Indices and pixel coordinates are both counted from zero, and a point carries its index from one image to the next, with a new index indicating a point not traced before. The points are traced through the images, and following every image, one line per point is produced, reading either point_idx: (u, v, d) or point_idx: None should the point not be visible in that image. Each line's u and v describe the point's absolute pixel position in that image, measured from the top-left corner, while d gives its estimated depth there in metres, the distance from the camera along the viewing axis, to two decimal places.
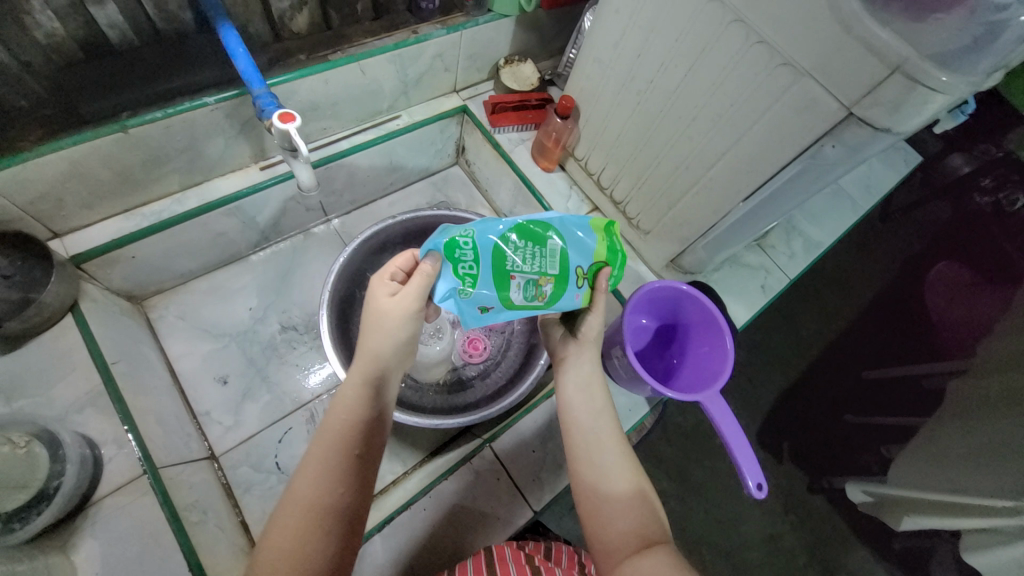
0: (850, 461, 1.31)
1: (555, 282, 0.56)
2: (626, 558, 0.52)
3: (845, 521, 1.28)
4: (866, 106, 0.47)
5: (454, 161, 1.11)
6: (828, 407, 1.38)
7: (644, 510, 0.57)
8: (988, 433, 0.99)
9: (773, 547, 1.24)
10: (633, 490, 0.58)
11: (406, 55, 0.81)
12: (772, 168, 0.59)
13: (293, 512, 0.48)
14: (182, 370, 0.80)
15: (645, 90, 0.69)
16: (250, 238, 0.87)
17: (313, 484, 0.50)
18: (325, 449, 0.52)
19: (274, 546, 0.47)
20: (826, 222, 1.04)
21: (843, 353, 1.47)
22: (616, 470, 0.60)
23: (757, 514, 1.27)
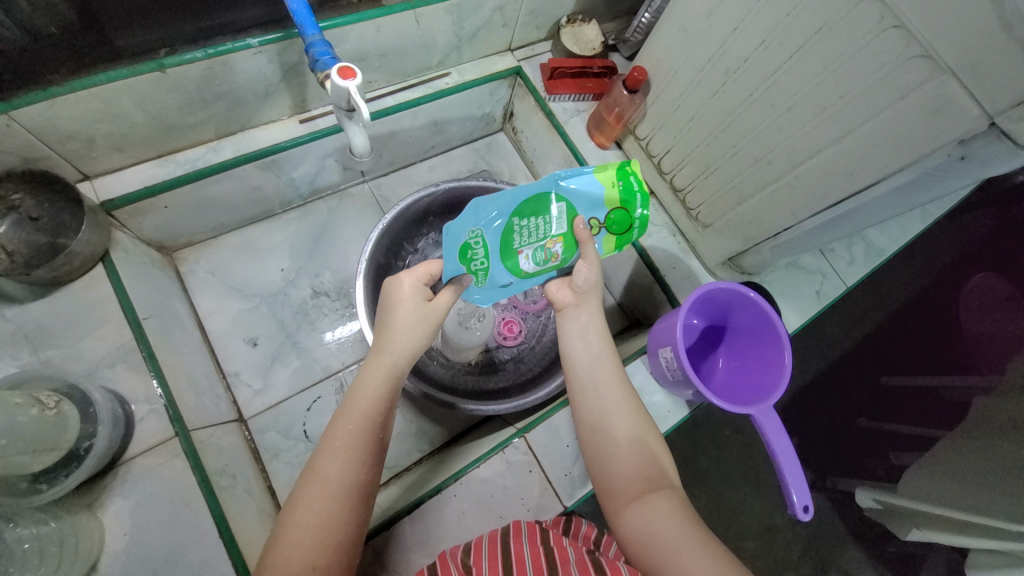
0: (857, 464, 1.30)
1: (564, 240, 0.60)
2: (628, 505, 0.52)
3: (845, 523, 1.27)
4: (1013, 119, 0.41)
5: (500, 127, 1.04)
6: (847, 409, 1.34)
7: (649, 455, 0.55)
8: (1004, 452, 0.96)
9: (771, 540, 1.24)
10: (635, 435, 0.56)
11: (466, 5, 0.73)
12: (875, 175, 0.53)
13: (322, 500, 0.45)
14: (211, 328, 0.78)
15: (734, 69, 0.62)
16: (284, 195, 0.82)
17: (342, 471, 0.47)
18: (351, 436, 0.49)
19: (302, 534, 0.44)
20: (890, 226, 0.97)
21: (875, 353, 1.40)
22: (618, 417, 0.57)
23: (759, 506, 1.25)
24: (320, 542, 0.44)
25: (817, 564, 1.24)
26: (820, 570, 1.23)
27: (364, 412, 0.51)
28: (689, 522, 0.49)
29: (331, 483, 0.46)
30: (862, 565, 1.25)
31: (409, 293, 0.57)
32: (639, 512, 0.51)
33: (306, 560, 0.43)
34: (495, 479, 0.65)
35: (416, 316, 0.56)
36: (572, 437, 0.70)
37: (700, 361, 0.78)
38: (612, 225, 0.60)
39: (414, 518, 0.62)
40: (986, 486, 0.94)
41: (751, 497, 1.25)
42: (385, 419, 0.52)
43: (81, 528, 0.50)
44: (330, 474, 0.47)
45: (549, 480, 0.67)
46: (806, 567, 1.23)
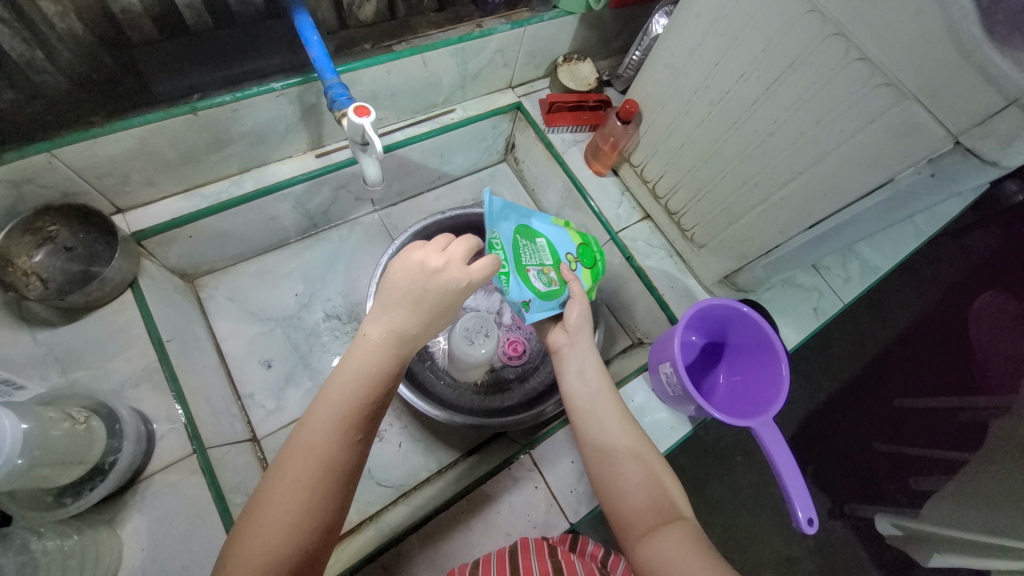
0: (878, 490, 1.27)
1: (555, 270, 0.69)
2: (641, 539, 0.53)
3: (868, 550, 1.24)
4: (975, 137, 0.45)
5: (503, 158, 1.08)
6: (860, 430, 1.33)
7: (659, 484, 0.56)
8: None
9: (790, 568, 1.21)
10: (641, 461, 0.58)
11: (469, 49, 0.80)
12: (855, 193, 0.57)
13: (303, 476, 0.44)
14: (229, 352, 0.80)
15: (718, 100, 0.66)
16: (300, 223, 0.86)
17: (330, 447, 0.45)
18: (343, 413, 0.46)
19: (277, 511, 0.42)
20: (884, 245, 1.00)
21: (885, 374, 1.40)
22: (622, 442, 0.59)
23: (775, 532, 1.22)
24: (296, 521, 0.42)
25: None
26: None
27: (361, 385, 0.48)
28: (703, 552, 0.50)
29: (315, 460, 0.44)
30: None
31: (430, 262, 0.55)
32: (653, 543, 0.51)
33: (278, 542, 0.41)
34: (501, 495, 0.66)
35: (433, 285, 0.54)
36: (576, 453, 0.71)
37: (701, 377, 0.79)
38: (582, 257, 0.74)
39: (423, 535, 0.63)
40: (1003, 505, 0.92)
41: (766, 524, 1.23)
42: (382, 393, 0.50)
43: (102, 543, 0.51)
44: (315, 449, 0.45)
45: (556, 497, 0.68)
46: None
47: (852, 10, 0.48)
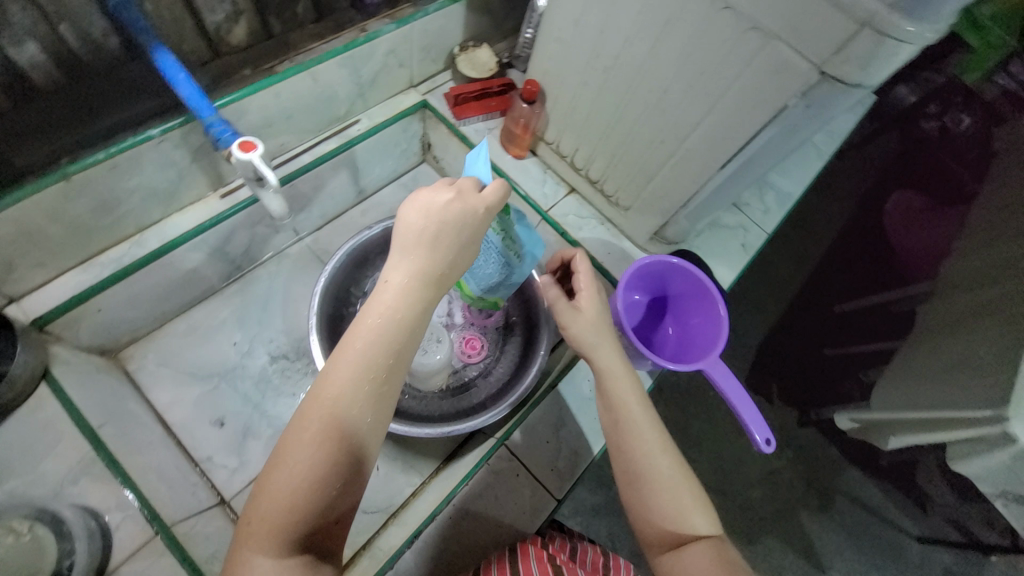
0: (831, 392, 1.37)
1: None
2: (665, 554, 0.55)
3: (837, 448, 1.35)
4: (837, 64, 0.48)
5: (422, 158, 1.05)
6: (811, 342, 1.44)
7: (688, 502, 0.56)
8: (960, 346, 1.05)
9: (774, 481, 1.31)
10: (673, 481, 0.56)
11: (358, 55, 0.77)
12: (749, 132, 0.59)
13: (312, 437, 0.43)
14: (174, 420, 0.75)
15: (611, 66, 0.68)
16: (221, 270, 0.82)
17: (341, 405, 0.44)
18: (357, 367, 0.45)
19: (285, 476, 0.42)
20: (794, 172, 1.06)
21: (820, 290, 1.52)
22: (652, 449, 0.57)
23: (755, 453, 1.32)
24: (302, 491, 0.41)
25: (821, 492, 1.31)
26: (824, 496, 1.31)
27: (373, 339, 0.45)
28: (727, 575, 0.51)
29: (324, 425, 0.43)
30: (861, 481, 1.33)
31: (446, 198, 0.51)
32: (677, 562, 0.53)
33: (284, 512, 0.41)
34: (486, 492, 0.70)
35: (447, 221, 0.50)
36: (550, 432, 0.74)
37: (651, 333, 0.82)
38: None
39: (417, 547, 0.66)
40: (938, 382, 1.03)
41: (745, 448, 1.32)
42: (402, 345, 0.47)
43: None
44: (321, 413, 0.43)
45: (537, 479, 0.71)
46: (813, 502, 1.30)
47: None
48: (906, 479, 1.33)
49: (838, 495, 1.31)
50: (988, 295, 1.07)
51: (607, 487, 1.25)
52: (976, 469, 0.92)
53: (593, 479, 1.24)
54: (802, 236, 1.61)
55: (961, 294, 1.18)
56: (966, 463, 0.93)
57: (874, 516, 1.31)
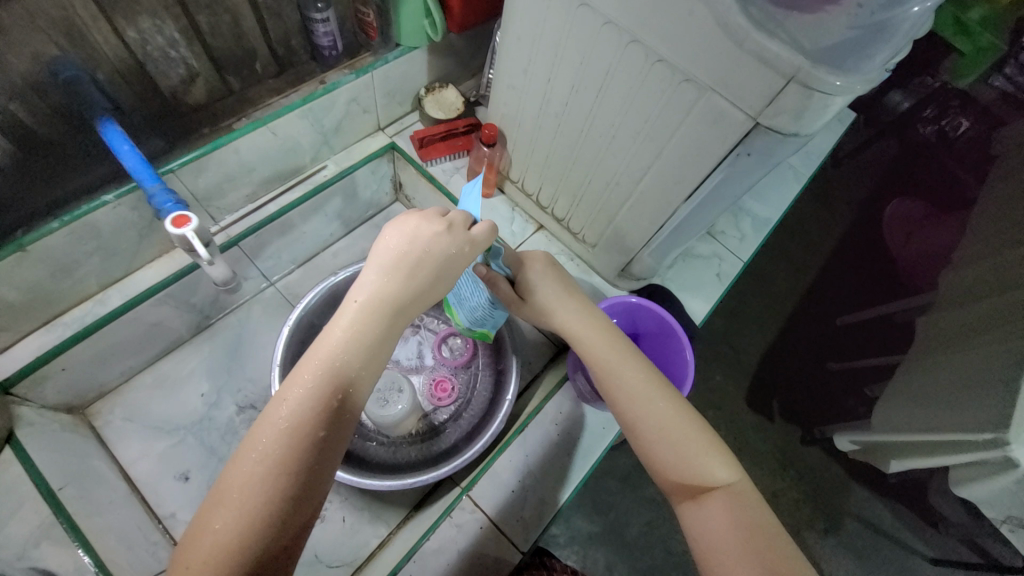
0: (839, 408, 1.34)
1: None
2: (686, 502, 0.49)
3: (842, 467, 1.31)
4: (769, 116, 0.47)
5: (395, 198, 1.05)
6: (811, 355, 1.41)
7: (698, 446, 0.49)
8: (954, 364, 1.00)
9: (777, 503, 1.26)
10: (675, 428, 0.50)
11: (318, 107, 0.78)
12: (696, 177, 0.58)
13: (258, 467, 0.40)
14: (138, 475, 0.76)
15: (562, 112, 0.68)
16: (189, 320, 0.82)
17: (292, 433, 0.41)
18: (312, 392, 0.42)
19: (227, 509, 0.39)
20: (771, 195, 1.05)
21: (821, 301, 1.48)
22: (646, 395, 0.52)
23: (757, 473, 1.28)
24: (243, 525, 0.39)
25: (829, 514, 1.26)
26: (832, 518, 1.26)
27: (330, 363, 0.44)
28: (747, 525, 0.45)
29: (272, 453, 0.40)
30: (869, 501, 1.28)
31: (427, 227, 0.51)
32: (695, 514, 0.47)
33: (222, 550, 0.38)
34: (446, 547, 0.70)
35: (421, 249, 0.50)
36: (514, 480, 0.74)
37: None
38: None
39: None
40: (930, 403, 0.98)
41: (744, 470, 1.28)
42: (362, 372, 0.45)
43: None
44: (268, 442, 0.41)
45: (502, 531, 0.72)
46: (819, 524, 1.25)
47: (638, 20, 0.51)
48: (916, 497, 1.28)
49: (846, 517, 1.26)
50: (988, 307, 1.02)
51: (602, 514, 1.22)
52: (978, 493, 0.87)
53: (587, 507, 1.21)
54: (800, 248, 1.56)
55: (956, 308, 1.13)
56: (967, 488, 0.88)
57: (883, 538, 1.25)
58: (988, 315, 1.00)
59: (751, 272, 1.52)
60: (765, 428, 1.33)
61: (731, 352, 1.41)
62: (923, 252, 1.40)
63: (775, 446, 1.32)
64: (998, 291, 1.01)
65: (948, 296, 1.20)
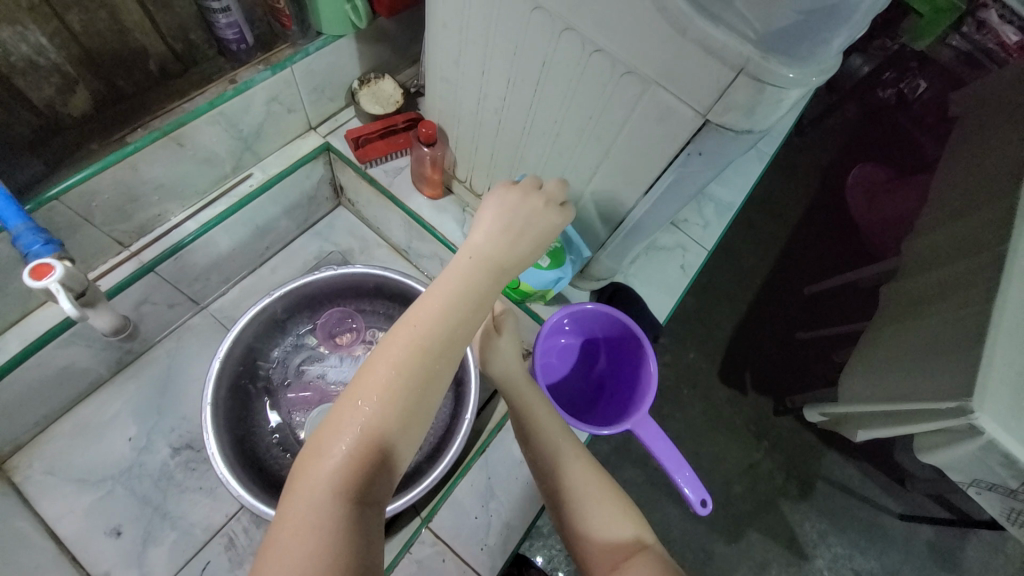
0: (809, 379, 1.35)
1: None
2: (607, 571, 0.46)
3: (814, 434, 1.31)
4: (720, 112, 0.42)
5: (337, 202, 0.97)
6: (781, 330, 1.41)
7: (614, 505, 0.51)
8: (913, 333, 0.99)
9: (755, 477, 1.26)
10: (595, 493, 0.51)
11: (231, 110, 0.69)
12: (648, 178, 0.53)
13: (354, 437, 0.35)
14: (65, 534, 0.69)
15: (501, 108, 0.62)
16: (109, 357, 0.75)
17: (394, 393, 0.36)
18: (426, 341, 0.38)
19: (317, 490, 0.34)
20: (733, 178, 1.01)
21: (790, 275, 1.47)
22: (573, 460, 0.54)
23: (732, 449, 1.28)
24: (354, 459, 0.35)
25: (802, 480, 1.27)
26: (807, 485, 1.26)
27: (448, 312, 0.39)
28: None
29: (385, 402, 0.36)
30: (841, 465, 1.29)
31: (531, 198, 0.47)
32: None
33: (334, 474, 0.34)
34: None
35: (518, 224, 0.46)
36: (478, 507, 0.72)
37: (587, 377, 0.78)
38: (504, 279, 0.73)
39: None
40: (893, 371, 0.98)
41: (721, 445, 1.28)
42: (469, 330, 0.40)
43: None
44: (393, 369, 0.37)
45: (466, 561, 0.70)
46: (793, 490, 1.26)
47: (570, 5, 0.44)
48: (883, 456, 1.30)
49: (819, 481, 1.27)
50: (948, 272, 1.01)
51: None
52: (942, 459, 0.87)
53: None
54: (767, 221, 1.55)
55: (915, 275, 1.13)
56: (931, 453, 0.88)
57: (856, 499, 1.26)
58: (948, 282, 0.99)
59: (719, 249, 1.50)
60: (739, 404, 1.33)
61: (703, 332, 1.40)
62: (887, 219, 1.38)
63: (749, 422, 1.32)
64: (959, 256, 1.00)
65: (909, 261, 1.19)
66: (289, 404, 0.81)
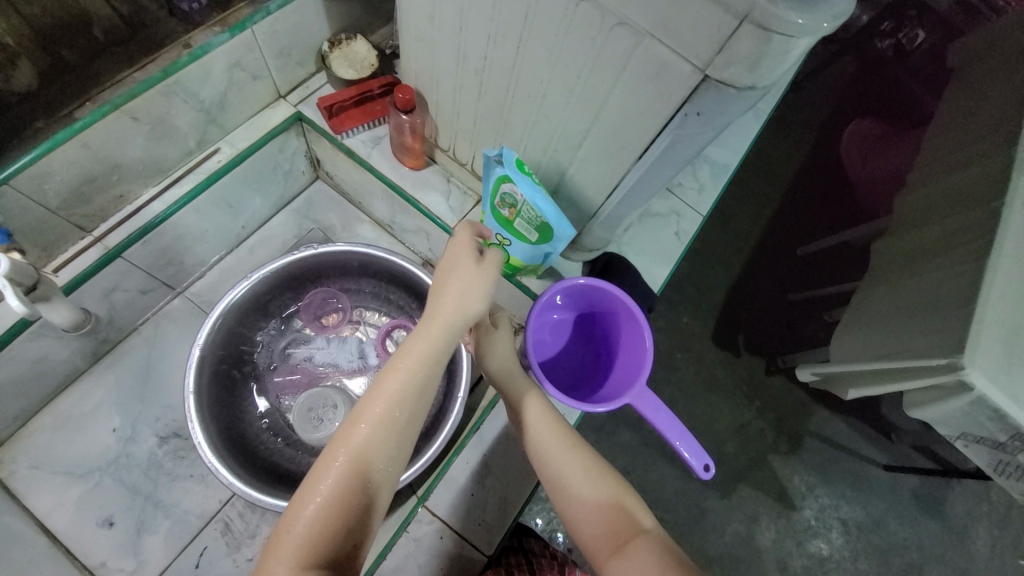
0: (801, 340, 1.36)
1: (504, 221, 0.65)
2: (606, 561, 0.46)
3: (805, 393, 1.33)
4: (720, 66, 0.38)
5: (315, 176, 0.92)
6: (775, 292, 1.40)
7: (617, 493, 0.51)
8: (906, 290, 0.98)
9: (747, 437, 1.28)
10: (594, 485, 0.51)
11: (189, 79, 0.64)
12: (642, 142, 0.49)
13: (315, 511, 0.40)
14: (57, 527, 0.68)
15: (482, 68, 0.57)
16: (84, 348, 0.72)
17: (344, 487, 0.41)
18: (369, 435, 0.42)
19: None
20: (728, 138, 0.97)
21: (784, 236, 1.45)
22: (569, 455, 0.53)
23: (726, 412, 1.29)
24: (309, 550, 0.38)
25: (793, 436, 1.29)
26: (798, 441, 1.29)
27: (390, 401, 0.44)
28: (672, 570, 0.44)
29: (335, 496, 0.40)
30: (831, 422, 1.31)
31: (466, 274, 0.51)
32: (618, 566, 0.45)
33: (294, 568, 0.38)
34: (406, 564, 0.68)
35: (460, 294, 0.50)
36: (474, 485, 0.72)
37: (580, 353, 0.76)
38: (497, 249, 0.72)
39: None
40: (886, 330, 0.97)
41: (714, 407, 1.30)
42: (410, 413, 0.45)
43: None
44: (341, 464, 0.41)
45: (464, 537, 0.70)
46: (784, 447, 1.28)
47: None
48: (871, 411, 1.32)
49: (810, 438, 1.29)
50: (943, 229, 0.99)
51: None
52: (930, 414, 0.88)
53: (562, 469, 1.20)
54: (762, 181, 1.51)
55: (908, 231, 1.11)
56: (918, 409, 0.89)
57: (846, 454, 1.29)
58: (942, 237, 0.97)
59: (714, 212, 1.47)
60: (733, 367, 1.33)
61: (697, 297, 1.38)
62: (882, 174, 1.35)
63: (743, 385, 1.33)
64: (954, 211, 0.98)
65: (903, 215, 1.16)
66: (277, 388, 0.79)
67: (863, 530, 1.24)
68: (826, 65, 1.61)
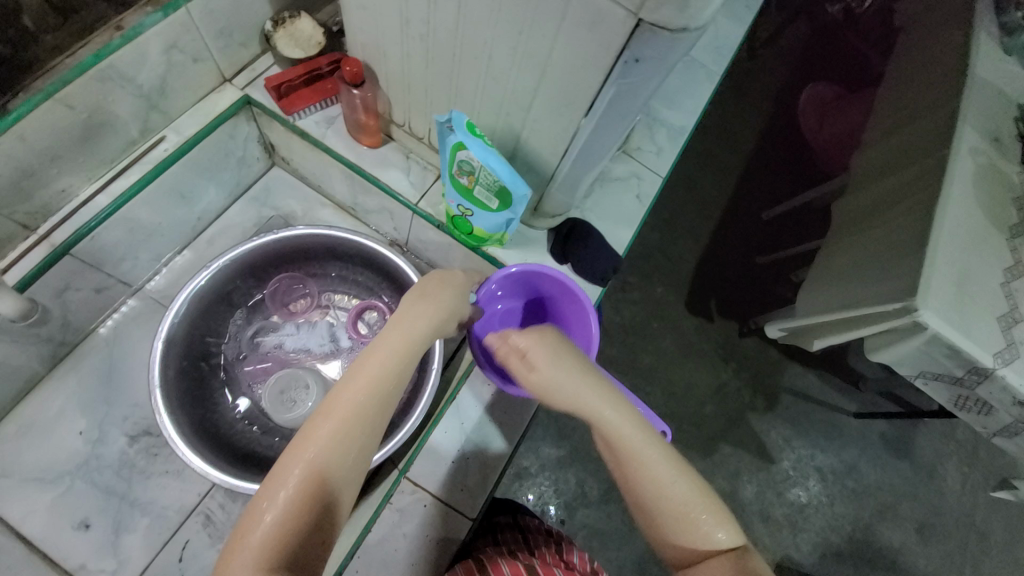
0: (768, 297, 1.40)
1: (463, 190, 0.65)
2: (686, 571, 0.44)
3: (776, 349, 1.38)
4: (652, 9, 0.39)
5: (271, 162, 0.90)
6: (741, 253, 1.44)
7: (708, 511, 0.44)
8: (869, 242, 1.02)
9: (723, 394, 1.33)
10: (681, 498, 0.44)
11: (123, 62, 0.61)
12: (588, 95, 0.50)
13: (273, 522, 0.38)
14: (29, 533, 0.67)
15: (426, 32, 0.56)
16: (40, 351, 0.69)
17: (306, 492, 0.39)
18: (333, 440, 0.40)
19: None
20: (684, 101, 0.99)
21: (746, 199, 1.49)
22: (661, 461, 0.45)
23: (701, 372, 1.34)
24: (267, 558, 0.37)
25: (767, 391, 1.34)
26: (771, 395, 1.34)
27: (357, 405, 0.42)
28: None
29: (295, 503, 0.39)
30: (802, 375, 1.37)
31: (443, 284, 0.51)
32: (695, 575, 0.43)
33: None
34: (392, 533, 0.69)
35: (431, 299, 0.49)
36: (454, 453, 0.75)
37: None
38: (459, 219, 0.72)
39: None
40: (851, 280, 1.00)
41: (690, 368, 1.34)
42: (378, 419, 0.43)
43: None
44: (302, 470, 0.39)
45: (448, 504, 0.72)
46: (760, 403, 1.33)
47: None
48: (837, 361, 1.39)
49: (783, 391, 1.35)
50: (896, 180, 1.03)
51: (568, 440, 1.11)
52: (892, 356, 0.88)
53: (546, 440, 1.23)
54: (722, 147, 1.54)
55: (866, 186, 1.15)
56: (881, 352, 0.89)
57: (816, 402, 1.35)
58: (897, 189, 1.02)
59: (678, 179, 1.50)
60: (706, 329, 1.37)
61: (666, 263, 1.41)
62: (837, 136, 1.40)
63: (716, 345, 1.37)
64: (908, 163, 1.02)
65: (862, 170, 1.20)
66: (249, 377, 0.79)
67: (838, 474, 1.29)
68: (778, 28, 1.64)
